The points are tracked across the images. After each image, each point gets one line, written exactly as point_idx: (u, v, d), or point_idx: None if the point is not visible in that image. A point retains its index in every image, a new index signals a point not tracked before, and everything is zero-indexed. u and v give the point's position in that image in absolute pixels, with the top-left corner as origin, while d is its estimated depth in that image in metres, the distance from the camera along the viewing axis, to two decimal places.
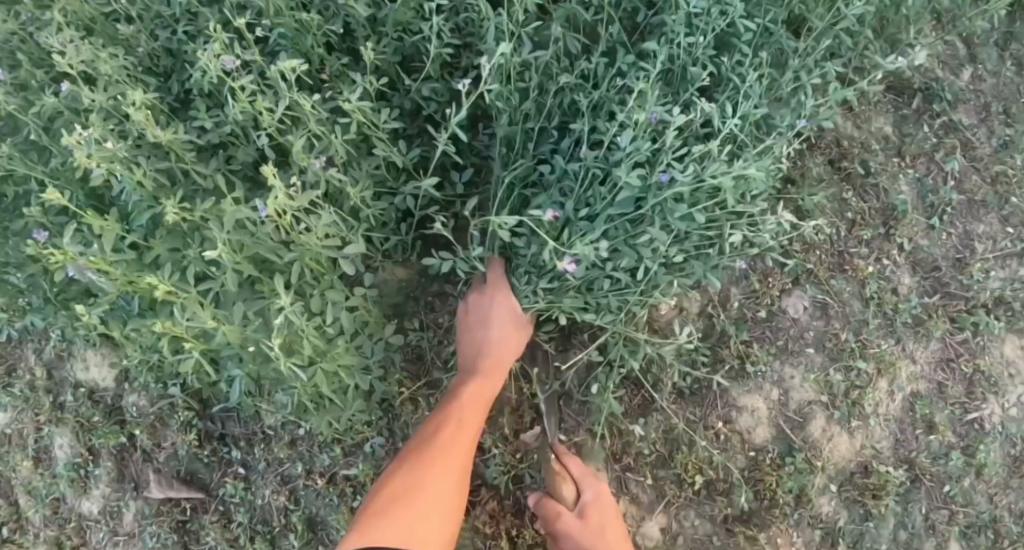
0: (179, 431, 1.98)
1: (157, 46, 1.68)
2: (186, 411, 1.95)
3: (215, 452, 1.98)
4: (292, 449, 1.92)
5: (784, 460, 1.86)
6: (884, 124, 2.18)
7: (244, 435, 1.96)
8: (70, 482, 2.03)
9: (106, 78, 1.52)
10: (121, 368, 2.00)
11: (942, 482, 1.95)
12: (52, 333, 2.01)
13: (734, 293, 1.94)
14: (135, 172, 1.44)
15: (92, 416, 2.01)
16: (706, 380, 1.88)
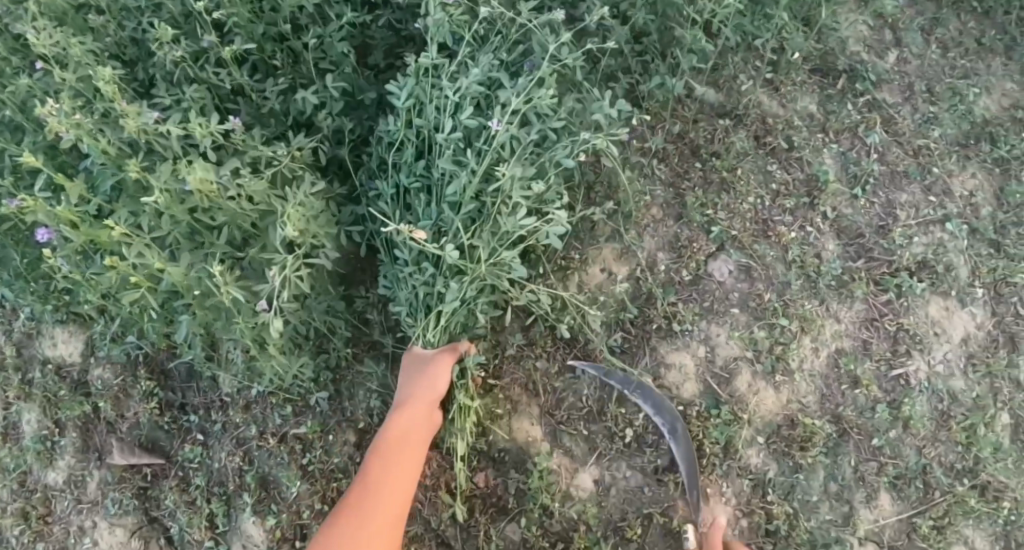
0: (141, 402, 2.11)
1: (124, 36, 1.86)
2: (148, 381, 2.11)
3: (175, 419, 2.12)
4: (247, 413, 2.05)
5: (710, 412, 1.95)
6: (809, 103, 2.31)
7: (202, 404, 2.10)
8: (36, 454, 2.15)
9: (75, 61, 1.72)
10: (89, 343, 2.17)
11: (869, 435, 2.04)
12: (24, 310, 2.17)
13: (661, 257, 2.06)
14: (100, 140, 1.64)
15: (58, 391, 2.15)
16: (635, 338, 2.00)
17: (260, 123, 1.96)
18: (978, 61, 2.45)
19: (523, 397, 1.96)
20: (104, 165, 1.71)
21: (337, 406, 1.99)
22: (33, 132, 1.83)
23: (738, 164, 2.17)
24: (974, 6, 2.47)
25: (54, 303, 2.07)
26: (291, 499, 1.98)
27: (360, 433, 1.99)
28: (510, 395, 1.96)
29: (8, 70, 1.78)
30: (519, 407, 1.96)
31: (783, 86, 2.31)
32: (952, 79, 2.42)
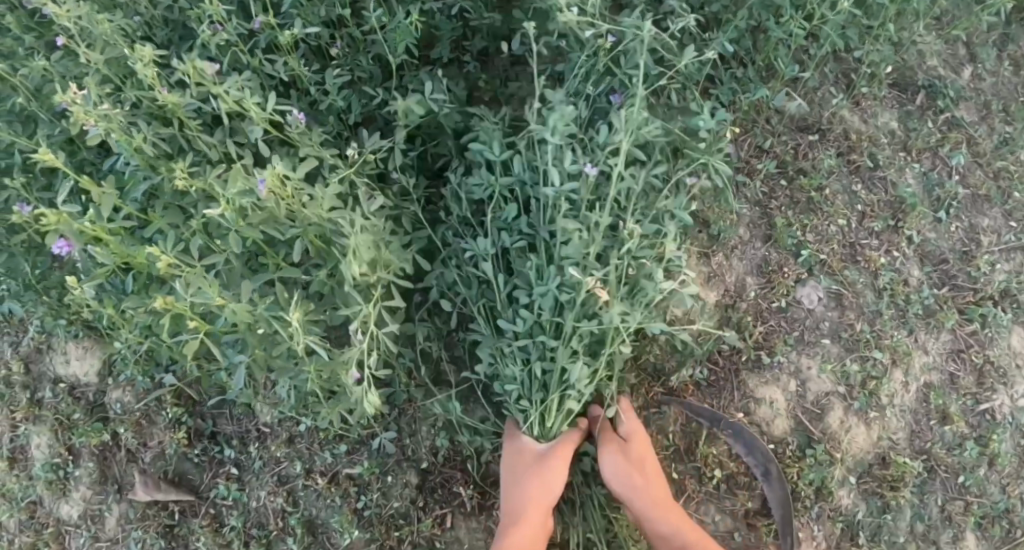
0: (167, 429, 1.83)
1: (157, 15, 1.59)
2: (175, 408, 1.82)
3: (206, 451, 1.84)
4: (291, 447, 1.80)
5: (804, 452, 1.83)
6: (890, 119, 2.18)
7: (236, 433, 1.83)
8: (47, 484, 1.86)
9: (103, 39, 1.42)
10: (106, 362, 1.86)
11: (956, 473, 1.94)
12: (32, 323, 1.87)
13: (750, 283, 1.91)
14: (135, 137, 1.36)
15: (72, 415, 1.85)
16: (723, 370, 1.85)
17: (313, 118, 1.71)
18: None
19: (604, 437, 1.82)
20: (136, 165, 1.43)
21: (399, 444, 1.77)
22: (49, 123, 1.55)
23: (826, 182, 2.03)
24: None
25: (66, 318, 1.79)
26: (344, 546, 1.73)
27: (422, 474, 1.77)
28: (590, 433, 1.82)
29: (20, 50, 1.50)
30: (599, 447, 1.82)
31: (864, 102, 2.16)
32: None
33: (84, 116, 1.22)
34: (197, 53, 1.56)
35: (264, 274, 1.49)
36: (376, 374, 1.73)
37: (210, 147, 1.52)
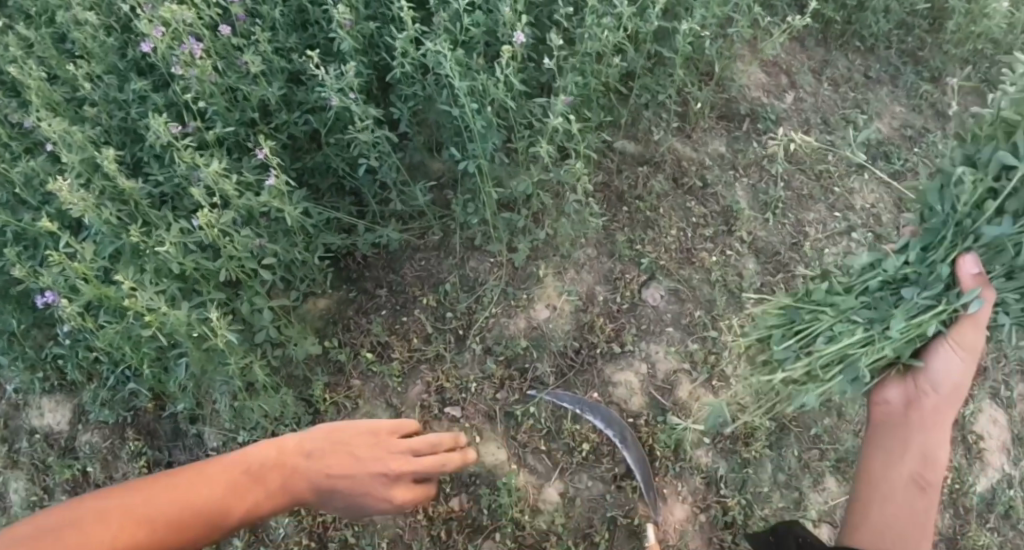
0: (131, 460, 2.34)
1: (113, 124, 2.25)
2: (136, 442, 2.34)
3: (164, 476, 2.33)
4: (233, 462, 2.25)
5: (657, 420, 2.18)
6: (719, 145, 2.62)
7: (189, 460, 2.33)
8: (26, 521, 2.36)
9: (79, 145, 2.05)
10: (76, 411, 2.43)
11: (807, 427, 2.26)
12: (8, 388, 2.44)
13: (599, 289, 2.31)
14: (102, 213, 1.93)
15: (47, 457, 2.38)
16: (589, 359, 2.23)
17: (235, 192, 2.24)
18: (864, 97, 2.81)
19: (485, 424, 2.15)
20: (104, 234, 2.00)
21: None
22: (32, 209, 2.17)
23: (659, 203, 2.46)
24: (859, 46, 2.89)
25: (41, 373, 2.36)
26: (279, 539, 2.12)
27: None
28: (474, 422, 2.16)
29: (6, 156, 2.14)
30: (483, 434, 2.15)
31: (694, 133, 2.62)
32: (845, 109, 2.78)
33: (68, 196, 1.79)
34: (147, 151, 2.15)
35: (201, 299, 1.97)
36: (298, 391, 2.20)
37: (160, 217, 2.10)
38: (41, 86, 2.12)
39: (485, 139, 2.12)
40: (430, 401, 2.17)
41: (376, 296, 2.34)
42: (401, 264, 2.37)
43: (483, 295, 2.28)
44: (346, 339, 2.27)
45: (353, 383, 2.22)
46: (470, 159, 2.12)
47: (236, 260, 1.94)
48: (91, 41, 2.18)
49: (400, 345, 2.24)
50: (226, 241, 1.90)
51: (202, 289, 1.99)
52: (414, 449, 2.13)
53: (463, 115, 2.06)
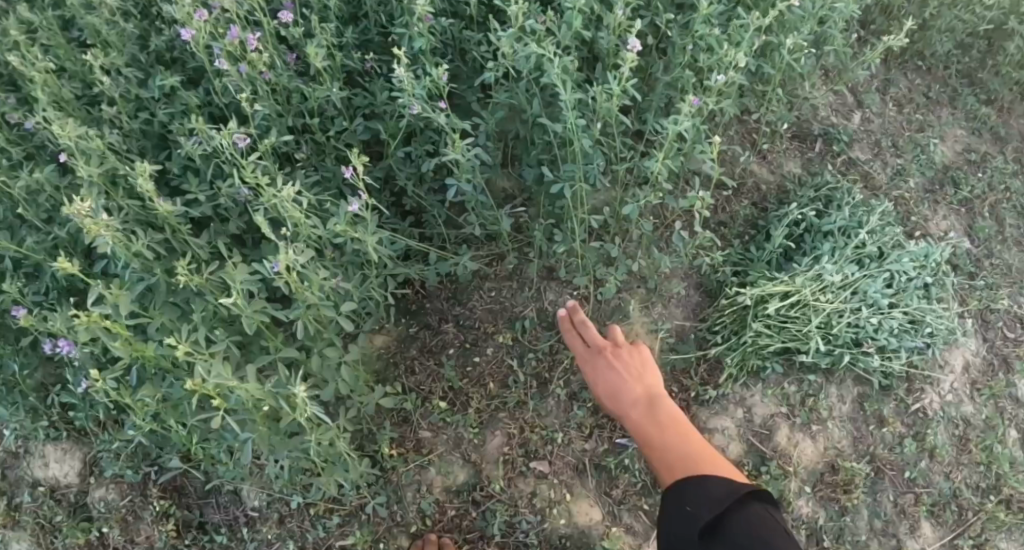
0: (156, 523, 2.13)
1: (134, 127, 1.95)
2: (162, 502, 2.14)
3: (195, 540, 2.13)
4: (281, 527, 2.08)
5: (760, 469, 2.01)
6: (794, 167, 2.49)
7: (224, 521, 2.11)
8: None
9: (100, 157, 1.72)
10: (87, 464, 2.20)
11: (902, 469, 2.15)
12: (6, 432, 2.17)
13: (689, 325, 2.12)
14: (133, 245, 1.61)
15: (55, 517, 2.16)
16: (684, 405, 2.05)
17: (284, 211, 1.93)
18: (928, 118, 2.71)
19: (577, 481, 1.93)
20: (136, 269, 1.67)
21: (388, 507, 1.92)
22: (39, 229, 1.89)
23: (743, 230, 2.29)
24: (920, 65, 2.78)
25: (46, 421, 2.14)
26: None
27: (414, 536, 1.92)
28: (563, 478, 1.93)
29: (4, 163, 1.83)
30: (575, 491, 1.93)
31: (770, 155, 2.46)
32: (911, 132, 2.67)
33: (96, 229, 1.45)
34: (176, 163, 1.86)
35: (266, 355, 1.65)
36: (360, 447, 1.92)
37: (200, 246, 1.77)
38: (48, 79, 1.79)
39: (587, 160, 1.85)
40: (513, 456, 1.94)
41: (442, 333, 2.07)
42: (468, 295, 2.11)
43: (566, 334, 2.05)
44: (412, 385, 2.01)
45: (423, 436, 1.97)
46: (566, 182, 1.85)
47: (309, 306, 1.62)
48: (107, 27, 1.88)
49: (476, 391, 2.00)
50: (302, 287, 1.57)
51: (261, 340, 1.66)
52: (499, 511, 1.89)
53: (563, 132, 1.79)
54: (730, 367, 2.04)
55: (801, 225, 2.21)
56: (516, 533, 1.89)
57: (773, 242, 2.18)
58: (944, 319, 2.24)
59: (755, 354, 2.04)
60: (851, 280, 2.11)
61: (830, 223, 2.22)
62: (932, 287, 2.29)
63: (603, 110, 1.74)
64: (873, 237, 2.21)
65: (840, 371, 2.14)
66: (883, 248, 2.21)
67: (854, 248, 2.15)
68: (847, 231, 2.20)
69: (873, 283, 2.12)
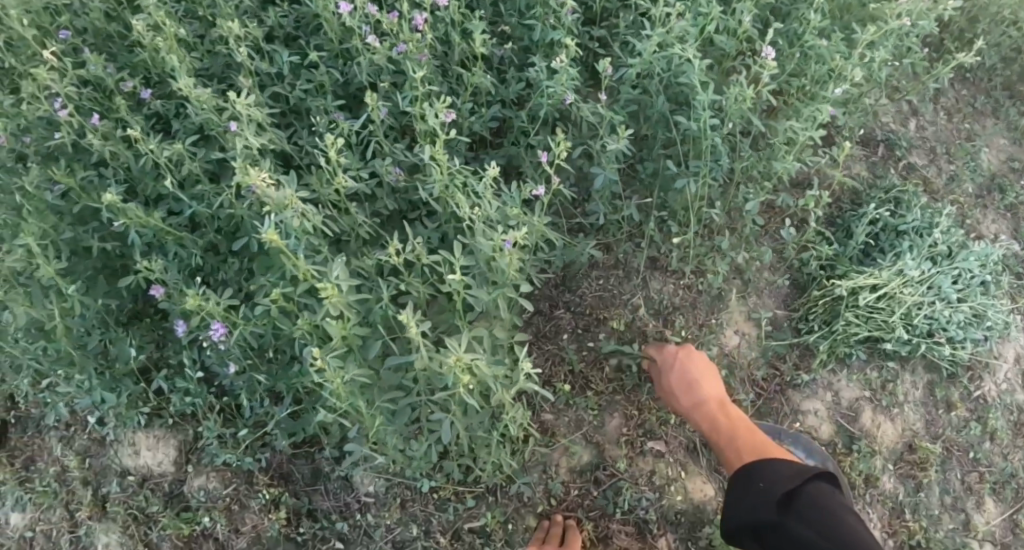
0: (264, 512, 2.21)
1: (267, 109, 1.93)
2: (271, 490, 2.22)
3: (308, 528, 2.20)
4: (403, 511, 2.15)
5: (850, 448, 2.18)
6: (861, 169, 2.67)
7: (335, 507, 2.20)
8: None
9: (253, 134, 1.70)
10: (183, 453, 2.25)
11: (967, 450, 2.34)
12: (90, 419, 2.25)
13: (781, 314, 2.27)
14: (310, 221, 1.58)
15: (150, 507, 2.21)
16: (780, 388, 2.20)
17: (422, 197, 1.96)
18: (976, 128, 2.91)
19: (691, 459, 2.06)
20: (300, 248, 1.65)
21: (514, 486, 2.03)
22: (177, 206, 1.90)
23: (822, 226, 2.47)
24: (968, 77, 2.96)
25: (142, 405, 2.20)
26: None
27: (540, 516, 2.04)
28: (677, 456, 2.06)
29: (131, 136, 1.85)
30: (688, 468, 2.05)
31: (840, 158, 2.64)
32: (961, 140, 2.86)
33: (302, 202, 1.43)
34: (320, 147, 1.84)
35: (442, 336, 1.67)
36: None
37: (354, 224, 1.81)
38: (172, 45, 1.83)
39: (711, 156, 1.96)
40: (632, 435, 2.06)
41: (555, 318, 2.20)
42: (579, 283, 2.23)
43: (673, 320, 2.19)
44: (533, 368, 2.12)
45: (544, 417, 2.08)
46: (689, 177, 1.97)
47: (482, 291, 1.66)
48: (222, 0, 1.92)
49: (595, 374, 2.12)
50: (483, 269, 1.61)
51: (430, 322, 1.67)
52: (624, 487, 2.01)
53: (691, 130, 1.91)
54: (822, 353, 2.20)
55: (878, 225, 2.39)
56: (636, 510, 2.01)
57: (855, 240, 2.35)
58: (1002, 314, 2.44)
59: (846, 341, 2.20)
60: (928, 276, 2.30)
61: (904, 223, 2.40)
62: (992, 285, 2.49)
63: (734, 110, 1.85)
64: (944, 236, 2.40)
65: (914, 360, 2.33)
66: (952, 247, 2.41)
67: (930, 245, 2.33)
68: (921, 230, 2.38)
69: (947, 278, 2.31)
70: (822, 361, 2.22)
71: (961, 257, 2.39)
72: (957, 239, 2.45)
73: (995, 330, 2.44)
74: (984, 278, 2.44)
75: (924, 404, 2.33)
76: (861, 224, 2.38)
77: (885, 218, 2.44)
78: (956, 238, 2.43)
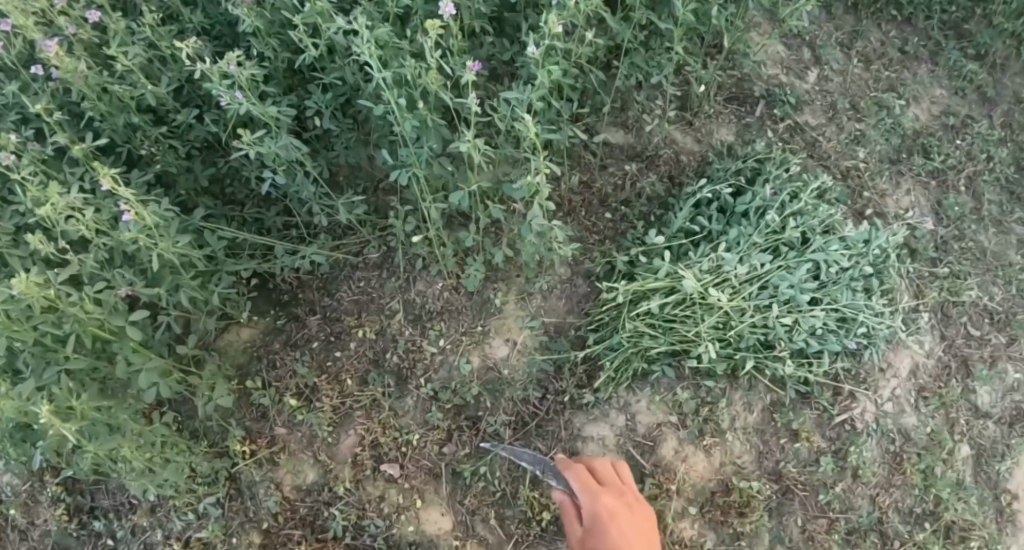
0: (49, 507, 1.90)
1: None
2: (54, 485, 1.90)
3: (84, 525, 1.90)
4: (151, 516, 1.86)
5: (634, 486, 1.80)
6: (725, 135, 2.20)
7: (111, 506, 1.88)
8: None
9: None
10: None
11: (816, 490, 1.87)
12: None
13: (572, 320, 1.92)
14: None
15: None
16: (558, 407, 1.86)
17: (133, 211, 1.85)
18: (900, 76, 2.34)
19: (430, 488, 1.80)
20: None
21: (235, 509, 1.84)
22: None
23: (650, 209, 2.08)
24: (896, 15, 2.38)
25: None
26: None
27: (265, 534, 1.83)
28: (414, 483, 1.81)
29: None
30: (426, 499, 1.81)
31: (697, 120, 2.19)
32: (877, 93, 2.31)
33: None
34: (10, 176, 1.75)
35: (55, 366, 1.52)
36: (210, 445, 1.85)
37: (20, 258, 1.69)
38: None
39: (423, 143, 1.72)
40: (363, 456, 1.83)
41: (307, 326, 1.97)
42: (338, 286, 2.00)
43: (432, 327, 1.92)
44: (273, 379, 1.92)
45: (276, 432, 1.88)
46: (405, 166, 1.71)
47: (92, 316, 1.50)
48: None
49: (332, 387, 1.89)
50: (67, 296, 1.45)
51: (55, 351, 1.54)
52: (345, 513, 1.79)
53: (391, 113, 1.67)
54: (610, 370, 1.82)
55: (708, 209, 1.94)
56: (363, 536, 1.79)
57: (674, 227, 1.93)
58: (883, 315, 1.91)
59: (637, 353, 1.81)
60: (760, 272, 1.84)
61: (744, 204, 1.94)
62: (875, 278, 1.95)
63: (424, 85, 1.59)
64: (795, 218, 1.91)
65: (748, 377, 1.88)
66: (809, 232, 1.91)
67: (766, 231, 1.86)
68: (762, 212, 1.91)
69: (787, 274, 1.83)
70: (614, 377, 1.84)
71: (818, 245, 1.88)
72: (822, 220, 1.93)
73: (876, 336, 1.91)
74: (857, 270, 1.91)
75: (759, 430, 1.89)
76: (687, 208, 1.92)
77: (726, 198, 1.97)
78: (819, 219, 1.92)
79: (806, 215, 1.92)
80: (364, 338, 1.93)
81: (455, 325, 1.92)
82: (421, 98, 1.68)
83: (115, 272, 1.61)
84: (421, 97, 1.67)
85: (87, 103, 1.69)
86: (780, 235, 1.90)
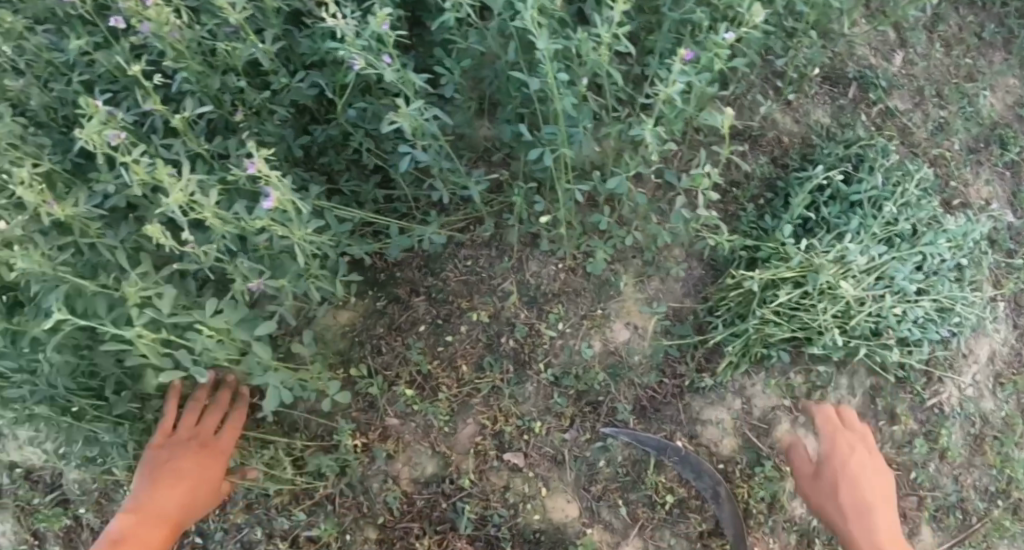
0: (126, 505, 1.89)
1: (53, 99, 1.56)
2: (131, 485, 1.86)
3: None
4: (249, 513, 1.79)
5: (753, 470, 1.85)
6: (822, 117, 2.18)
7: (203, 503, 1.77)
8: None
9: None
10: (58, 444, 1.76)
11: (908, 470, 1.97)
12: None
13: (688, 304, 1.90)
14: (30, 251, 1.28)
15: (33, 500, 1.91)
16: (677, 392, 1.86)
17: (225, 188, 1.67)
18: (980, 63, 2.36)
19: (555, 476, 1.79)
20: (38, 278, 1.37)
21: (350, 503, 1.78)
22: None
23: (757, 190, 2.06)
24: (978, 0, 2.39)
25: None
26: None
27: (381, 529, 1.78)
28: (539, 470, 1.79)
29: None
30: (550, 486, 1.79)
31: (797, 100, 2.16)
32: (959, 81, 2.33)
33: None
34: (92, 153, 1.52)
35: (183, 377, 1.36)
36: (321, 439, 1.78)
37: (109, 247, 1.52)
38: None
39: (570, 120, 1.59)
40: (486, 445, 1.79)
41: (412, 308, 1.86)
42: (442, 264, 1.88)
43: (550, 310, 1.85)
44: (381, 366, 1.82)
45: (388, 422, 1.80)
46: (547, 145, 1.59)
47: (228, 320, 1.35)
48: None
49: (446, 374, 1.82)
50: None
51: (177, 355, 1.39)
52: (470, 506, 1.76)
53: (539, 90, 1.53)
54: (732, 357, 1.82)
55: (822, 196, 1.94)
56: (486, 527, 1.76)
57: (790, 213, 1.91)
58: (977, 305, 1.98)
59: (760, 342, 1.82)
60: (877, 264, 1.86)
61: (858, 193, 1.93)
62: (969, 267, 2.01)
63: (589, 61, 1.45)
64: (907, 208, 1.92)
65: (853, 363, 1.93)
66: (919, 222, 1.93)
67: (884, 223, 1.87)
68: (878, 202, 1.91)
69: (902, 266, 1.86)
70: (734, 364, 1.84)
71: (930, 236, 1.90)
72: (929, 210, 1.96)
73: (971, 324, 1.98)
74: (958, 261, 1.96)
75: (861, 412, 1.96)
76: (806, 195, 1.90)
77: (838, 184, 1.96)
78: (927, 209, 1.94)
79: (916, 206, 1.94)
80: (477, 323, 1.84)
81: (573, 310, 1.86)
82: (573, 74, 1.54)
83: (236, 261, 1.46)
84: (572, 72, 1.54)
85: (179, 65, 1.48)
86: (892, 225, 1.91)
